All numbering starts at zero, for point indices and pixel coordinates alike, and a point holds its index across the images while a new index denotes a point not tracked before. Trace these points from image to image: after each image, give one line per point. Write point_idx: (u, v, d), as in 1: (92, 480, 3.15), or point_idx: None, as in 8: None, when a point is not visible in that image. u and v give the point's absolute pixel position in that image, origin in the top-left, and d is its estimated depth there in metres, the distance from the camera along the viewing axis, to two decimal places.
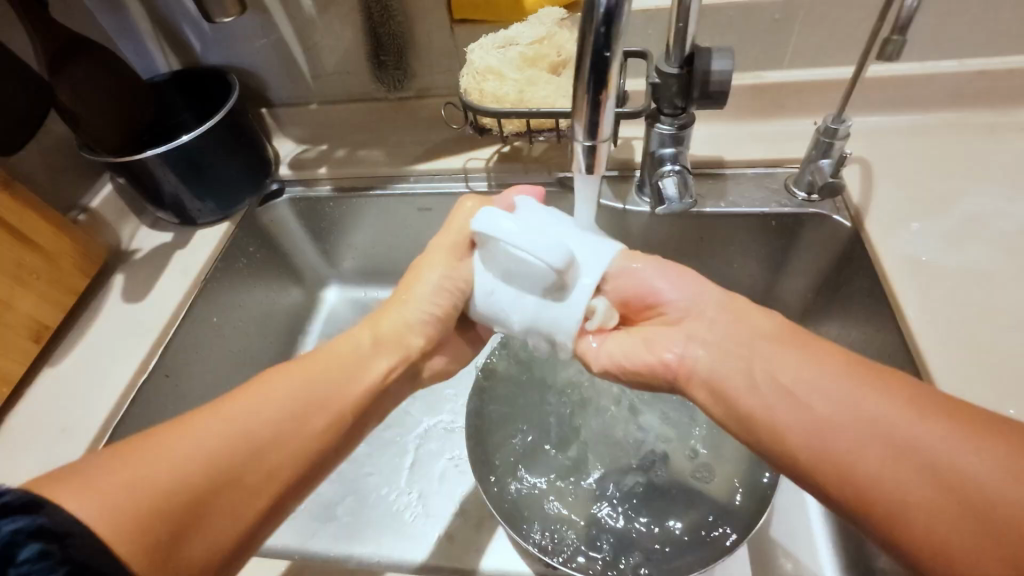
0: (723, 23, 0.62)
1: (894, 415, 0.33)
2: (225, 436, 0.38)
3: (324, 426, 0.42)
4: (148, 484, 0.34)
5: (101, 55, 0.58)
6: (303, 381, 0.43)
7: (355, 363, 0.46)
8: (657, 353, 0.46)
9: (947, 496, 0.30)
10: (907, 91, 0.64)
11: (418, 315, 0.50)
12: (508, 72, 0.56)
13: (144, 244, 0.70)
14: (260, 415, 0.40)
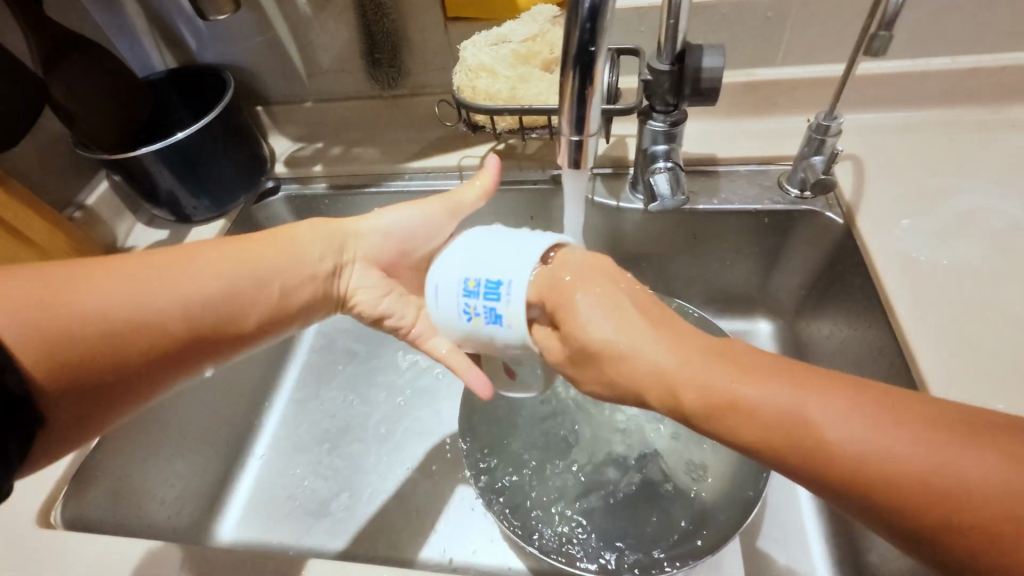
0: (716, 21, 0.62)
1: (893, 430, 0.27)
2: (150, 289, 0.38)
3: (245, 310, 0.43)
4: (68, 313, 0.35)
5: (94, 53, 0.58)
6: (241, 262, 0.43)
7: (294, 258, 0.46)
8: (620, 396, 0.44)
9: (937, 499, 0.25)
10: (900, 88, 0.64)
11: (377, 236, 0.51)
12: (500, 69, 0.56)
13: (140, 241, 0.70)
14: (191, 278, 0.40)
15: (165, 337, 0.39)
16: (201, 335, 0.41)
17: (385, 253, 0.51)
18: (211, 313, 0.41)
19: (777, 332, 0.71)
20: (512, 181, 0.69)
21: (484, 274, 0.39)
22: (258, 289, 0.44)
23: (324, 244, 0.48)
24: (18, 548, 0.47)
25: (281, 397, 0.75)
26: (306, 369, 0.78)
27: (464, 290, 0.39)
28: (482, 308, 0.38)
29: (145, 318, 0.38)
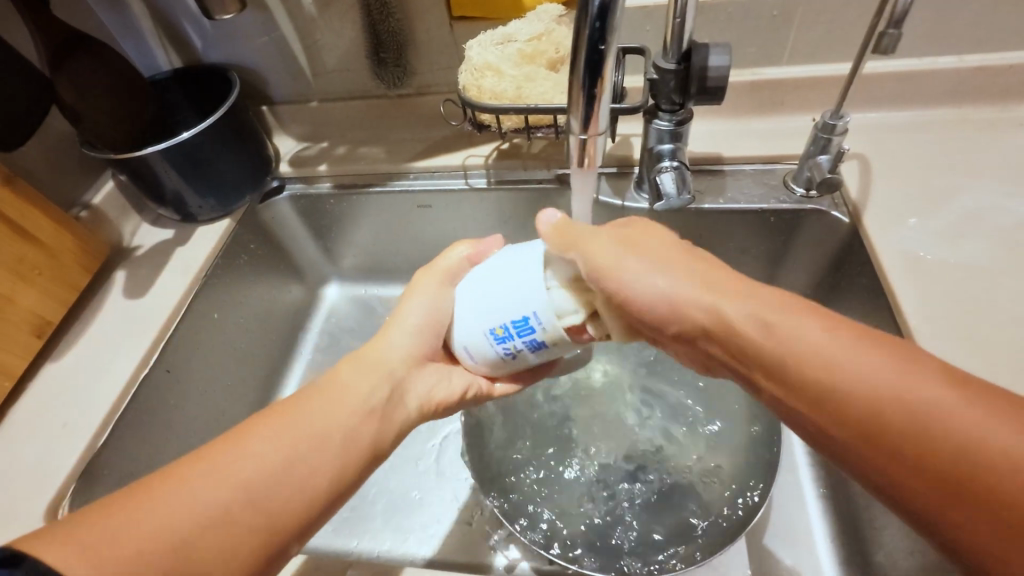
0: (722, 20, 0.62)
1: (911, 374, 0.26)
2: (221, 491, 0.33)
3: (329, 472, 0.37)
4: (138, 547, 0.30)
5: (101, 52, 0.58)
6: (310, 419, 0.39)
7: (352, 395, 0.41)
8: None
9: (960, 459, 0.24)
10: (907, 87, 0.64)
11: (404, 341, 0.46)
12: (506, 68, 0.56)
13: (146, 240, 0.70)
14: (254, 457, 0.35)
15: (252, 538, 0.34)
16: (288, 517, 0.35)
17: (421, 350, 0.47)
18: (291, 487, 0.36)
19: None
20: (516, 181, 0.69)
21: (506, 317, 0.39)
22: (334, 445, 0.38)
23: (373, 368, 0.44)
24: None
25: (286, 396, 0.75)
26: (310, 368, 0.78)
27: (496, 338, 0.40)
28: (526, 345, 0.39)
29: (224, 524, 0.33)
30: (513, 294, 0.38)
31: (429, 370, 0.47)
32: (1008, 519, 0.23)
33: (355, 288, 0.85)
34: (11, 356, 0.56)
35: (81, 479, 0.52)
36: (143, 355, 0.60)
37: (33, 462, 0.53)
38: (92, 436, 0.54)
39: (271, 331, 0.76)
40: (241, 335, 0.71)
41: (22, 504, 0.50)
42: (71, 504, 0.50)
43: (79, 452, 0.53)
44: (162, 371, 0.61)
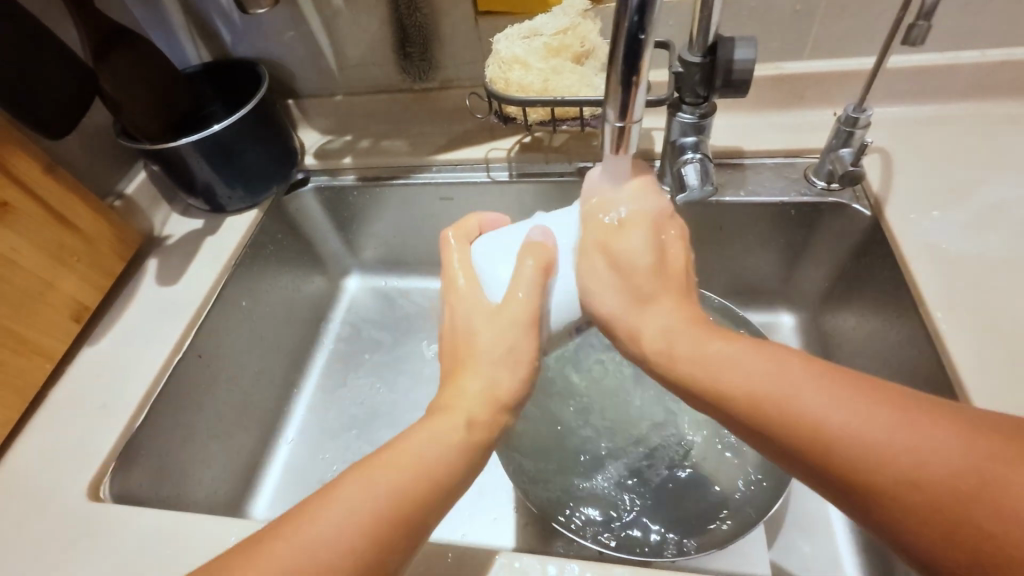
0: (746, 14, 0.62)
1: (830, 389, 0.32)
2: (303, 565, 0.31)
3: (417, 517, 0.35)
4: None
5: (142, 46, 0.60)
6: (384, 471, 0.35)
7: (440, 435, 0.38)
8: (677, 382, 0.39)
9: (880, 451, 0.29)
10: (928, 82, 0.65)
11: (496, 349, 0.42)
12: (533, 61, 0.57)
13: (175, 230, 0.72)
14: (328, 535, 0.32)
15: None
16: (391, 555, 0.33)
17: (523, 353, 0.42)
18: (390, 515, 0.34)
19: (801, 325, 0.71)
20: (538, 174, 0.70)
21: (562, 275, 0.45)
22: (415, 484, 0.35)
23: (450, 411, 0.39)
24: (72, 522, 0.49)
25: (309, 383, 0.77)
26: (333, 358, 0.79)
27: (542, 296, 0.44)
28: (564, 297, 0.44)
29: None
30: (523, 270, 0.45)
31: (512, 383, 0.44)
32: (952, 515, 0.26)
33: (375, 279, 0.86)
34: (52, 340, 0.57)
35: (121, 457, 0.54)
36: (177, 340, 0.61)
37: (71, 441, 0.54)
38: (130, 416, 0.56)
39: (296, 322, 0.77)
40: (268, 323, 0.73)
41: (67, 478, 0.52)
42: (111, 481, 0.52)
43: (117, 432, 0.55)
44: (194, 356, 0.62)
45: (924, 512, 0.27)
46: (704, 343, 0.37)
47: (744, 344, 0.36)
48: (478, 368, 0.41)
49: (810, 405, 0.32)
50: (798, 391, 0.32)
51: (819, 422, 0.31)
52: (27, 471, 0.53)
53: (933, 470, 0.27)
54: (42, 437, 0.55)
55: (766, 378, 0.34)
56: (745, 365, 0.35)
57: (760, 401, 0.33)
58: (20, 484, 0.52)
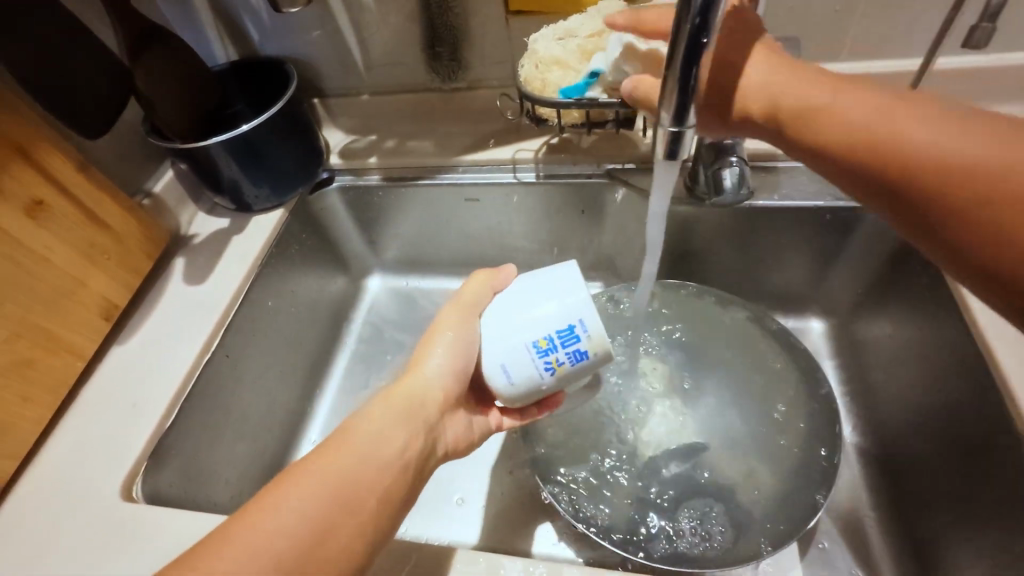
0: (784, 15, 0.62)
1: (911, 120, 0.36)
2: (262, 555, 0.33)
3: (376, 504, 0.38)
4: None
5: (172, 46, 0.60)
6: (338, 467, 0.38)
7: (388, 438, 0.41)
8: (814, 100, 0.40)
9: (965, 176, 0.34)
10: (972, 85, 0.63)
11: (435, 374, 0.44)
12: (574, 63, 0.56)
13: (202, 229, 0.72)
14: (286, 526, 0.34)
15: None
16: (356, 537, 0.37)
17: (453, 389, 0.45)
18: (352, 496, 0.37)
19: (829, 331, 0.71)
20: (567, 176, 0.70)
21: (552, 329, 0.41)
22: (374, 475, 0.39)
23: (393, 419, 0.42)
24: (109, 522, 0.49)
25: (334, 383, 0.77)
26: (357, 358, 0.79)
27: (538, 351, 0.41)
28: (569, 354, 0.42)
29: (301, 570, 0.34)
30: (515, 325, 0.42)
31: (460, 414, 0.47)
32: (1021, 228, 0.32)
33: (396, 280, 0.86)
34: (84, 338, 0.57)
35: (152, 458, 0.54)
36: (205, 340, 0.61)
37: (101, 439, 0.55)
38: (160, 417, 0.56)
39: (319, 322, 0.77)
40: (293, 323, 0.72)
41: (99, 479, 0.52)
42: (144, 481, 0.52)
43: (148, 433, 0.55)
44: (222, 356, 0.62)
45: (1003, 213, 0.33)
46: (836, 89, 0.40)
47: (864, 95, 0.39)
48: (417, 380, 0.44)
49: (919, 141, 0.36)
50: (916, 132, 0.36)
51: (919, 148, 0.36)
52: (61, 469, 0.53)
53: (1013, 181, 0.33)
54: (73, 436, 0.55)
55: (860, 126, 0.38)
56: (859, 111, 0.38)
57: (863, 145, 0.38)
58: (55, 483, 0.52)
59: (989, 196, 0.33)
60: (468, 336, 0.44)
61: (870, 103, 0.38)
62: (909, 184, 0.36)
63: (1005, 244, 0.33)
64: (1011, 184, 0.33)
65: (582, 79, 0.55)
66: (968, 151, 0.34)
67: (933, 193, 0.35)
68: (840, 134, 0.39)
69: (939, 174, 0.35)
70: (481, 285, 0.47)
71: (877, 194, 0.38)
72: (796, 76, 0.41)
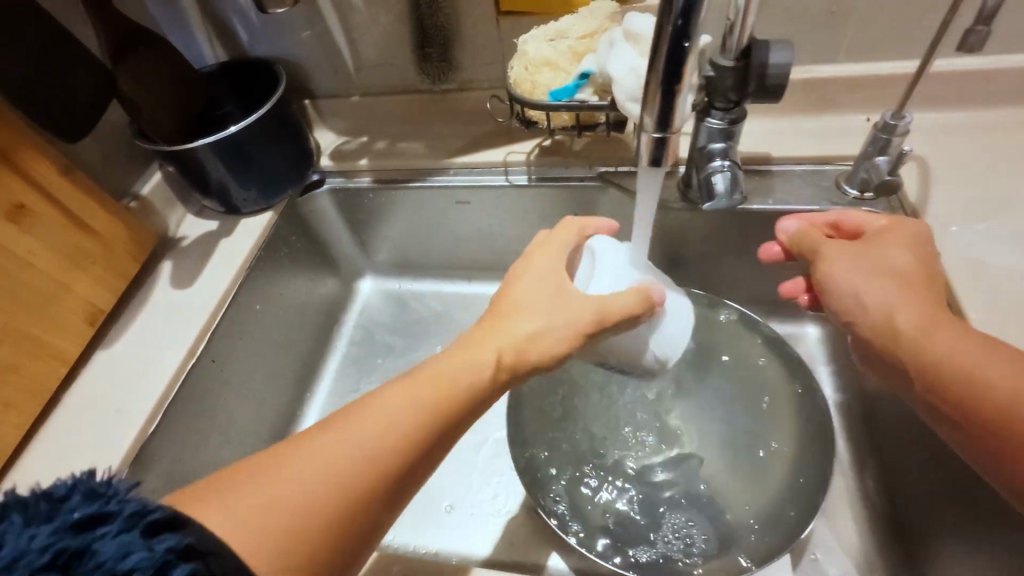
0: (779, 15, 0.60)
1: (907, 306, 0.43)
2: (325, 465, 0.34)
3: (430, 437, 0.38)
4: (222, 516, 0.31)
5: (157, 46, 0.59)
6: (404, 399, 0.38)
7: (461, 385, 0.39)
8: (827, 275, 0.48)
9: (965, 388, 0.38)
10: (971, 87, 0.62)
11: (526, 332, 0.42)
12: (563, 65, 0.55)
13: (190, 231, 0.71)
14: (347, 443, 0.35)
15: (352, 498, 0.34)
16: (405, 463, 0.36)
17: (549, 355, 0.42)
18: (412, 425, 0.37)
19: (825, 337, 0.70)
20: (559, 179, 0.69)
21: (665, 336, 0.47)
22: (436, 411, 0.38)
23: (471, 372, 0.40)
24: None
25: (323, 387, 0.76)
26: (347, 363, 0.78)
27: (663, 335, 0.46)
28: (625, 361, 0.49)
29: (356, 483, 0.34)
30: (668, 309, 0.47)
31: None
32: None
33: (388, 283, 0.85)
34: (67, 343, 0.57)
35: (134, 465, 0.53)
36: (190, 345, 0.60)
37: (83, 445, 0.54)
38: (143, 424, 0.55)
39: (309, 325, 0.77)
40: (282, 327, 0.72)
41: None
42: None
43: (130, 439, 0.54)
44: (207, 361, 0.61)
45: (1003, 405, 0.37)
46: (855, 278, 0.46)
47: (880, 274, 0.45)
48: (511, 340, 0.41)
49: (908, 323, 0.42)
50: (917, 319, 0.42)
51: (922, 336, 0.41)
52: (42, 476, 0.52)
53: (1009, 388, 0.37)
54: (56, 443, 0.54)
55: (866, 303, 0.45)
56: (868, 288, 0.45)
57: (875, 330, 0.44)
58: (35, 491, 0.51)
59: (981, 392, 0.38)
60: (581, 315, 0.42)
61: (880, 280, 0.45)
62: (929, 373, 0.41)
63: (1014, 446, 0.36)
64: (1010, 408, 0.36)
65: (571, 81, 0.54)
66: (986, 368, 0.38)
67: (959, 406, 0.39)
68: (883, 326, 0.44)
69: (980, 382, 0.38)
70: (621, 297, 0.43)
71: (879, 355, 0.44)
72: (837, 251, 0.48)
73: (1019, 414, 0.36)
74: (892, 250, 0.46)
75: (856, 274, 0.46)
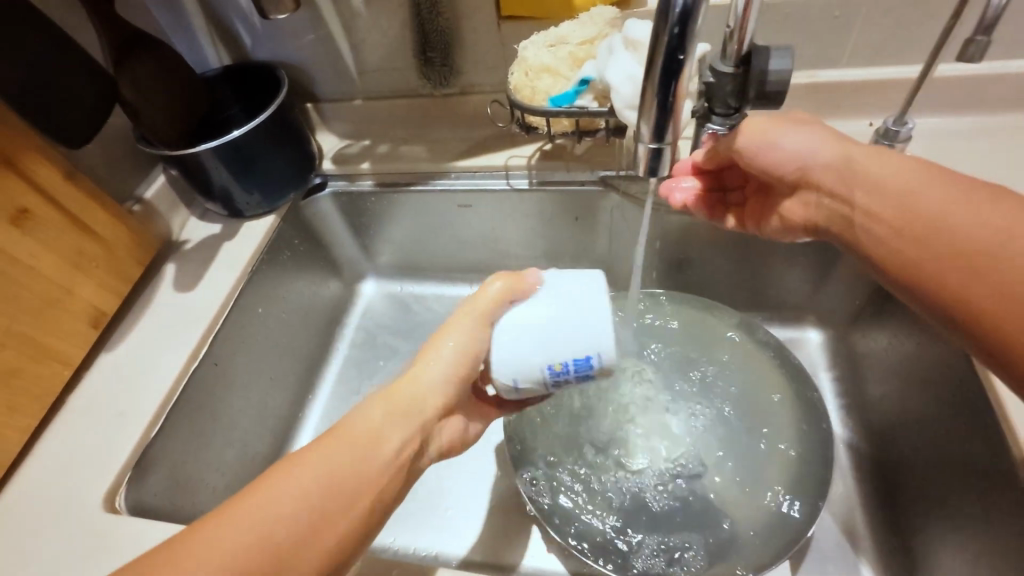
0: (781, 20, 0.60)
1: (850, 151, 0.45)
2: (255, 537, 0.33)
3: (365, 505, 0.37)
4: None
5: (159, 52, 0.59)
6: (338, 462, 0.37)
7: (388, 447, 0.39)
8: (770, 140, 0.49)
9: (928, 219, 0.39)
10: (976, 92, 0.62)
11: (437, 376, 0.43)
12: (563, 71, 0.55)
13: (193, 235, 0.72)
14: (280, 513, 0.34)
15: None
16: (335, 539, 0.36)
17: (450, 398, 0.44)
18: (344, 494, 0.36)
19: (826, 342, 0.70)
20: (560, 183, 0.69)
21: (566, 357, 0.40)
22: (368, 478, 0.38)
23: (390, 430, 0.40)
24: (90, 534, 0.49)
25: (325, 389, 0.77)
26: (349, 364, 0.79)
27: (555, 373, 0.41)
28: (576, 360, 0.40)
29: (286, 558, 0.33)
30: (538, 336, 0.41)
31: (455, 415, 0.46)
32: (997, 264, 0.36)
33: (390, 285, 0.85)
34: (70, 346, 0.57)
35: (136, 469, 0.54)
36: (193, 348, 0.61)
37: (87, 448, 0.55)
38: (145, 428, 0.55)
39: (312, 327, 0.77)
40: (284, 329, 0.72)
41: (83, 489, 0.52)
42: (127, 491, 0.52)
43: (132, 443, 0.54)
44: (210, 364, 0.62)
45: (960, 244, 0.37)
46: (799, 144, 0.47)
47: (816, 130, 0.47)
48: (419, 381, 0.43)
49: (869, 167, 0.43)
50: (863, 159, 0.44)
51: (872, 177, 0.43)
52: (47, 479, 0.53)
53: (973, 221, 0.37)
54: (59, 446, 0.55)
55: (806, 156, 0.47)
56: (803, 142, 0.47)
57: (826, 173, 0.46)
58: (39, 492, 0.52)
59: (943, 228, 0.38)
60: (477, 347, 0.43)
61: (819, 137, 0.47)
62: (890, 216, 0.41)
63: (971, 282, 0.36)
64: (976, 243, 0.37)
65: (571, 87, 0.54)
66: (950, 210, 0.39)
67: (916, 252, 0.40)
68: (822, 179, 0.46)
69: (942, 220, 0.39)
70: (490, 302, 0.43)
71: (838, 199, 0.45)
72: (784, 125, 0.49)
73: (983, 251, 0.36)
74: (811, 115, 0.49)
75: (797, 139, 0.47)
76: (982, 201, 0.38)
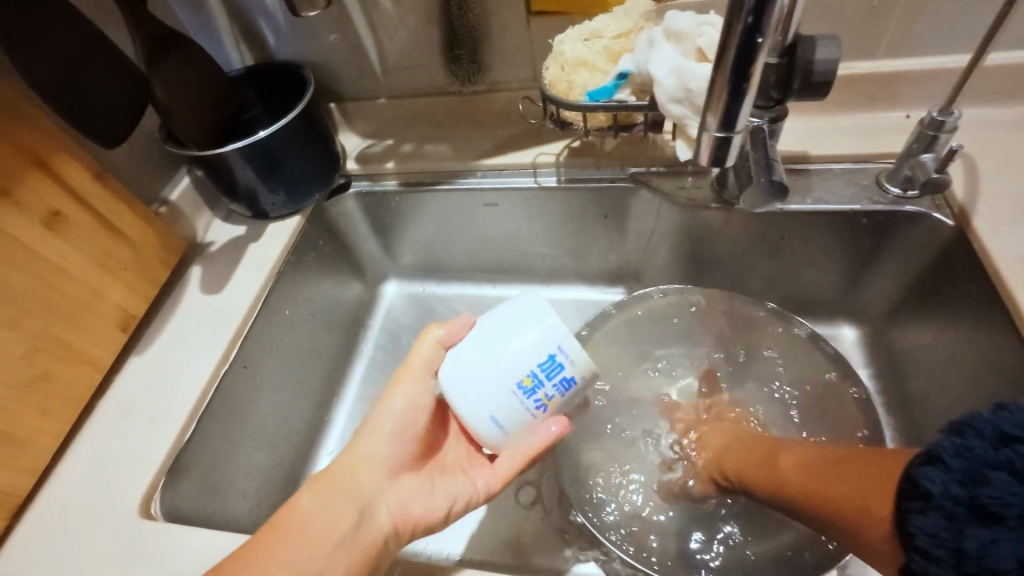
0: (818, 13, 0.59)
1: (758, 453, 0.51)
2: None
3: None
4: None
5: (190, 51, 0.59)
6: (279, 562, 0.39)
7: (332, 533, 0.41)
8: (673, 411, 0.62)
9: (825, 503, 0.41)
10: (1018, 82, 0.60)
11: (380, 443, 0.46)
12: (600, 64, 0.54)
13: (218, 237, 0.71)
14: None
15: None
16: None
17: (397, 461, 0.46)
18: None
19: (863, 339, 0.69)
20: (589, 180, 0.68)
21: (531, 365, 0.40)
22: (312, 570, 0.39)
23: (332, 515, 0.42)
24: (126, 541, 0.48)
25: (350, 391, 0.76)
26: (373, 366, 0.78)
27: (526, 392, 0.40)
28: (558, 387, 0.41)
29: None
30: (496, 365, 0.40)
31: (410, 481, 0.46)
32: (863, 502, 0.37)
33: (413, 286, 0.84)
34: (101, 350, 0.56)
35: (170, 474, 0.53)
36: (223, 350, 0.60)
37: (119, 454, 0.54)
38: (177, 432, 0.55)
39: (336, 329, 0.76)
40: (310, 331, 0.71)
41: (117, 494, 0.51)
42: (162, 496, 0.51)
43: (165, 447, 0.54)
44: (239, 367, 0.61)
45: (834, 478, 0.41)
46: (719, 456, 0.55)
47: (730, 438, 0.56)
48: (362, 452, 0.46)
49: (780, 471, 0.47)
50: (780, 469, 0.47)
51: (779, 479, 0.47)
52: (81, 483, 0.52)
53: (851, 491, 0.39)
54: (91, 451, 0.54)
55: (733, 458, 0.53)
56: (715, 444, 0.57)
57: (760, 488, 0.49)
58: (72, 498, 0.51)
59: (836, 487, 0.40)
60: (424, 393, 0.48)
61: (749, 446, 0.53)
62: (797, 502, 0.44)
63: (858, 511, 0.37)
64: (855, 473, 0.39)
65: (610, 81, 0.53)
66: (831, 478, 0.41)
67: (813, 497, 0.42)
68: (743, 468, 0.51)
69: (816, 491, 0.42)
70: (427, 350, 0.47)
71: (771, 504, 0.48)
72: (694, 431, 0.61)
73: (854, 497, 0.38)
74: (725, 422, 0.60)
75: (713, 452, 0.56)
76: (855, 466, 0.40)
